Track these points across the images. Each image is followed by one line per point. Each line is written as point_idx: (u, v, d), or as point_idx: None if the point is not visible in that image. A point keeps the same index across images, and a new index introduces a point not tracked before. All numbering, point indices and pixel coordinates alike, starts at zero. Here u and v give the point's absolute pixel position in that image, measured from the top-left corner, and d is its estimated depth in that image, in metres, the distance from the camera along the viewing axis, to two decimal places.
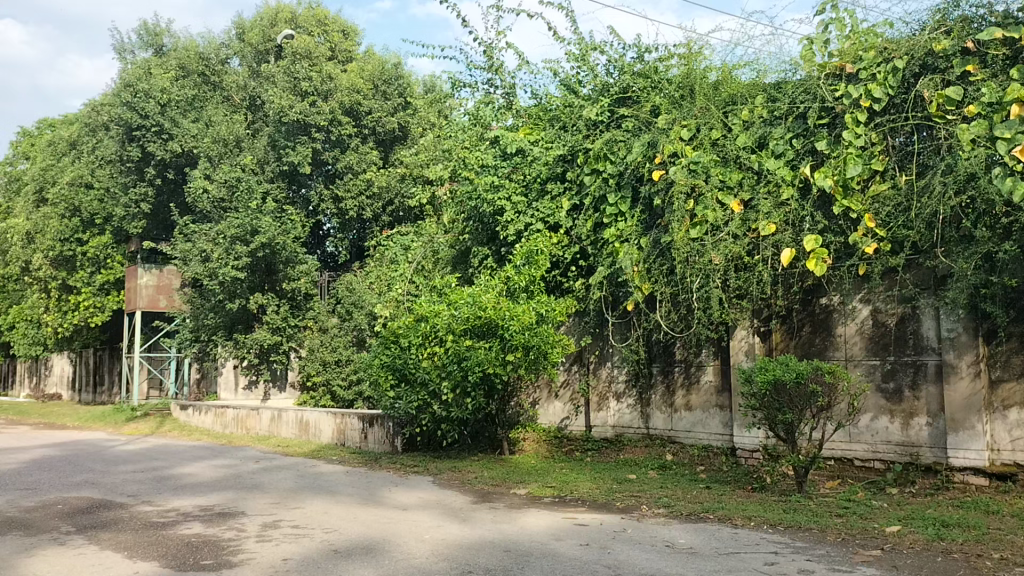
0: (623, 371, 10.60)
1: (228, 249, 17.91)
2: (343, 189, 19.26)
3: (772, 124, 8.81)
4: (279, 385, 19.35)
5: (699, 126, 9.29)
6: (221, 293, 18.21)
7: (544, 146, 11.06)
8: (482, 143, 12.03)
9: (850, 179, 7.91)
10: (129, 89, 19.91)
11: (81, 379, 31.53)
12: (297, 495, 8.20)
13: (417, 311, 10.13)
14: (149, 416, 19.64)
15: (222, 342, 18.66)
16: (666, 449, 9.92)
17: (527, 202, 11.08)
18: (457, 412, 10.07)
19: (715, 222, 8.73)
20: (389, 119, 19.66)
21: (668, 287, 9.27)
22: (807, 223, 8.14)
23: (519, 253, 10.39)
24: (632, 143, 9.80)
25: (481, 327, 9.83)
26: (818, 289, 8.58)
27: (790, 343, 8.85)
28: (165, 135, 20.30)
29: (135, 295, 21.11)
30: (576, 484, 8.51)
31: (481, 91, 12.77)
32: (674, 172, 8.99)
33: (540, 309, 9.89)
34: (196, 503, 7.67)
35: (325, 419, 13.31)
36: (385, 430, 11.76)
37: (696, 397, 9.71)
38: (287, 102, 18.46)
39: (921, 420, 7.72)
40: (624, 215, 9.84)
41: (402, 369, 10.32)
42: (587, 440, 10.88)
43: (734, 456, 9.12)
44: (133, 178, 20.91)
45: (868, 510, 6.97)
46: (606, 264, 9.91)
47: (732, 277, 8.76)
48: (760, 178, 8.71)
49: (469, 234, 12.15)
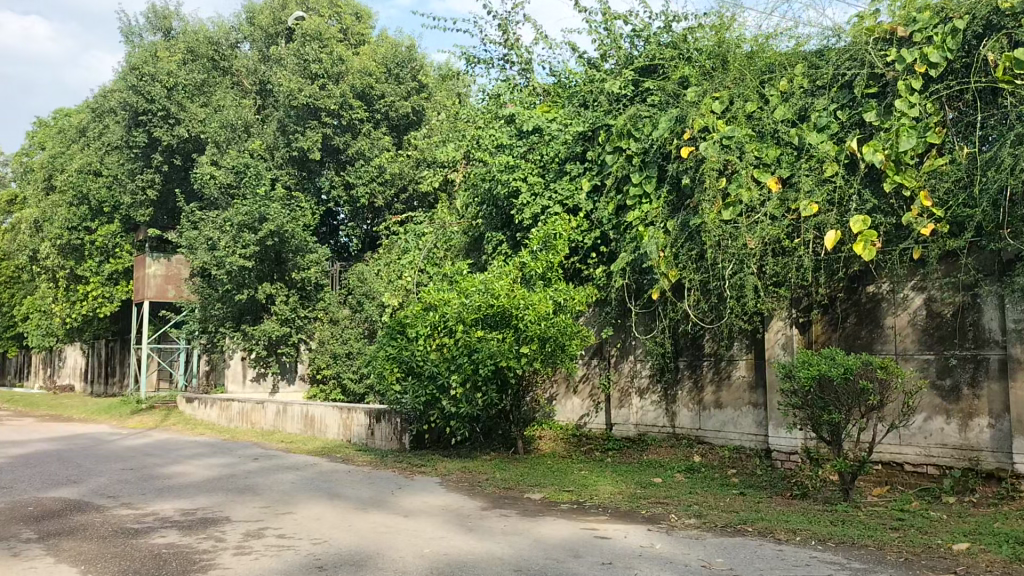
0: (647, 365, 9.86)
1: (236, 237, 17.31)
2: (355, 176, 18.61)
3: (814, 94, 8.00)
4: (289, 378, 18.79)
5: (732, 98, 8.51)
6: (229, 283, 17.64)
7: (563, 124, 10.32)
8: (496, 121, 11.29)
9: (903, 153, 7.12)
10: (135, 72, 19.43)
11: (93, 371, 31.17)
12: (292, 498, 7.54)
13: (425, 299, 9.42)
14: (155, 409, 19.13)
15: (230, 333, 18.12)
16: (693, 450, 9.15)
17: (544, 183, 10.35)
18: (467, 408, 9.35)
19: (751, 203, 7.97)
20: (402, 103, 18.94)
21: (697, 274, 8.51)
22: (854, 202, 7.36)
23: (535, 238, 9.64)
24: (658, 118, 9.06)
25: (494, 317, 9.09)
26: (865, 276, 7.79)
27: (832, 335, 8.07)
28: (172, 119, 19.76)
29: (142, 285, 20.62)
30: (597, 487, 7.79)
31: (496, 68, 12.01)
32: (705, 148, 8.20)
33: (558, 297, 9.17)
34: (179, 508, 7.01)
35: (331, 414, 12.68)
36: (392, 426, 11.08)
37: (727, 394, 8.94)
38: (296, 84, 17.77)
39: (982, 421, 6.92)
40: (648, 197, 9.08)
41: (409, 362, 9.62)
42: (607, 439, 10.15)
43: (769, 458, 8.35)
44: (139, 165, 20.40)
45: (926, 522, 6.18)
46: (630, 250, 9.15)
47: (768, 263, 7.97)
48: (800, 153, 7.94)
49: (482, 219, 11.43)
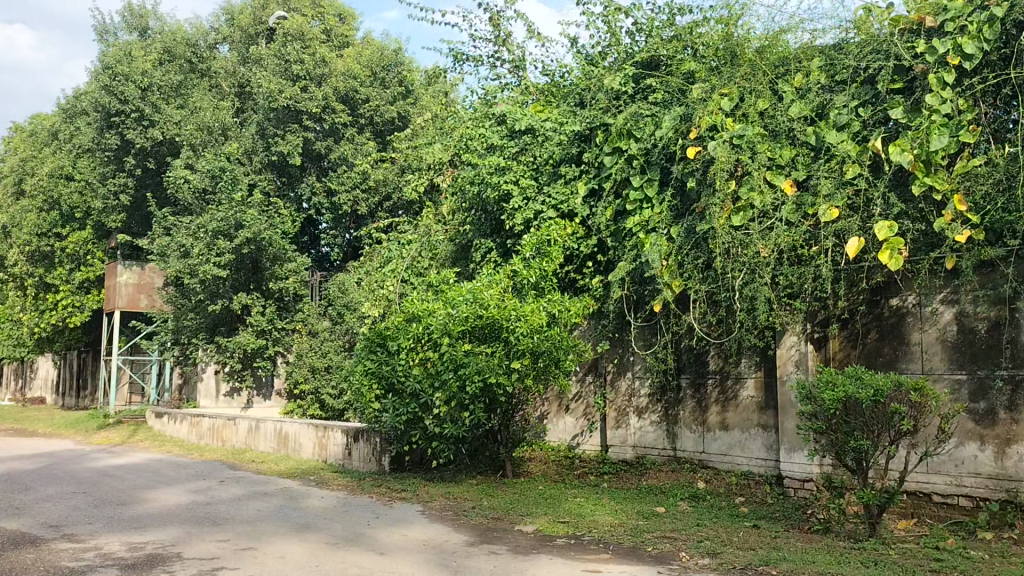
0: (646, 383, 9.16)
1: (210, 244, 16.56)
2: (337, 181, 17.80)
3: (833, 91, 7.39)
4: (264, 394, 17.92)
5: (743, 95, 7.86)
6: (202, 292, 16.85)
7: (557, 124, 9.65)
8: (486, 120, 10.61)
9: (934, 153, 6.50)
10: (108, 72, 18.67)
11: (65, 382, 30.11)
12: (257, 530, 6.78)
13: (409, 309, 8.69)
14: (123, 424, 18.26)
15: (203, 344, 17.24)
16: (698, 475, 8.46)
17: (537, 186, 9.67)
18: (452, 429, 8.58)
19: (763, 207, 7.32)
20: (388, 108, 18.22)
21: (704, 284, 7.84)
22: (879, 206, 6.71)
23: (527, 244, 8.96)
24: (661, 118, 8.42)
25: (482, 329, 8.38)
26: (889, 287, 7.13)
27: (851, 352, 7.40)
28: (146, 121, 18.94)
29: (113, 294, 19.77)
30: (596, 518, 7.06)
31: (486, 66, 11.34)
32: (714, 148, 7.56)
33: (552, 308, 8.50)
34: (127, 543, 6.25)
35: (306, 432, 11.91)
36: (371, 445, 10.32)
37: (734, 415, 8.26)
38: (275, 85, 16.99)
39: (1022, 449, 6.25)
40: (650, 202, 8.40)
41: (389, 377, 8.87)
42: (603, 462, 9.45)
43: (780, 485, 7.69)
44: (112, 168, 19.57)
45: (968, 564, 5.50)
46: (630, 258, 8.49)
47: (782, 272, 7.31)
48: (817, 154, 7.30)
49: (471, 225, 10.73)
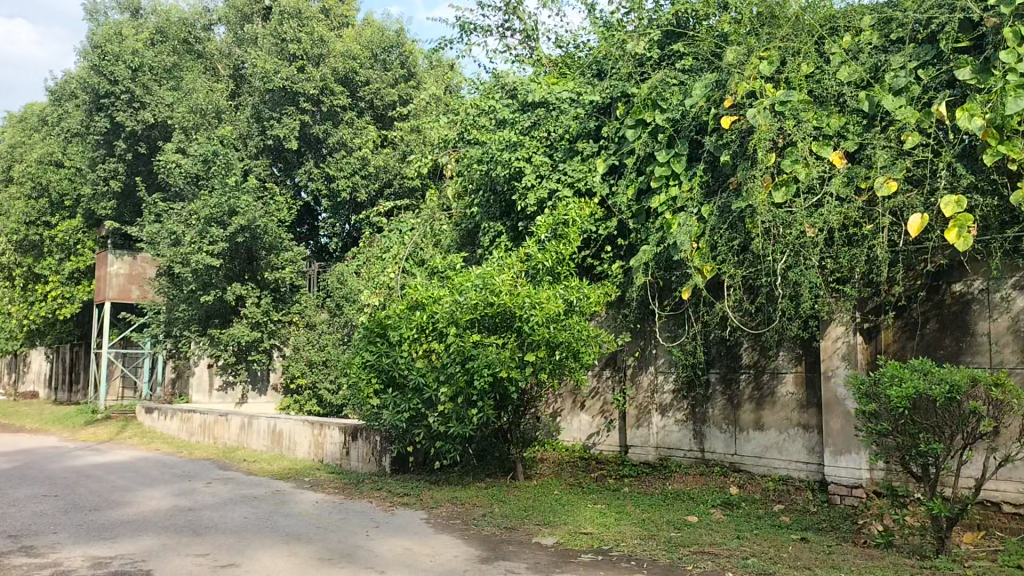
0: (671, 378, 8.38)
1: (202, 232, 15.71)
2: (336, 167, 16.94)
3: (887, 52, 6.66)
4: (260, 388, 17.27)
5: (784, 57, 7.10)
6: (193, 282, 15.97)
7: (574, 95, 8.90)
8: (496, 92, 9.89)
9: (1010, 117, 5.63)
10: (97, 51, 17.99)
11: (57, 377, 29.35)
12: (242, 542, 6.02)
13: (411, 296, 7.89)
14: (112, 420, 17.50)
15: (195, 337, 16.41)
16: (729, 480, 7.70)
17: (552, 164, 8.86)
18: (458, 428, 7.81)
19: (808, 182, 6.55)
20: (389, 91, 17.42)
21: (740, 269, 7.06)
22: (944, 179, 5.92)
23: (542, 226, 8.16)
24: (690, 86, 7.67)
25: (493, 318, 7.60)
26: (951, 271, 6.36)
27: (906, 345, 6.63)
28: (137, 103, 18.21)
29: (104, 284, 18.99)
30: (623, 529, 6.30)
31: (495, 37, 10.60)
32: (753, 116, 6.82)
33: (569, 295, 7.70)
34: (91, 557, 5.49)
35: (300, 429, 11.14)
36: (370, 445, 9.57)
37: (770, 414, 7.51)
38: (272, 65, 16.26)
39: None
40: (678, 178, 7.64)
41: (390, 370, 8.11)
42: (622, 463, 8.67)
43: (824, 492, 6.95)
44: (102, 153, 18.80)
45: None
46: (655, 241, 7.73)
47: (830, 254, 6.53)
48: (870, 122, 6.54)
49: (479, 208, 9.93)
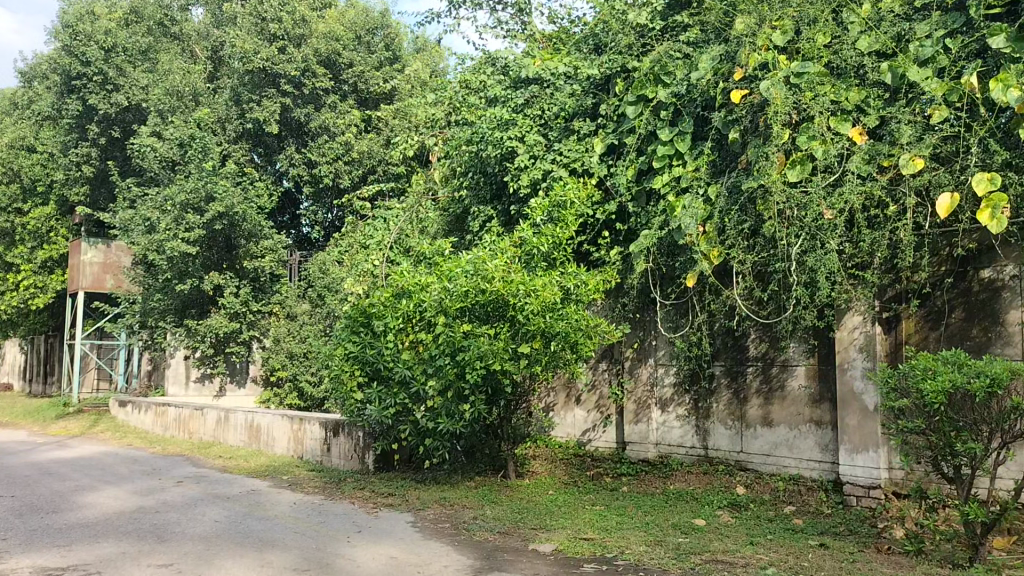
0: (672, 371, 7.91)
1: (178, 219, 15.03)
2: (317, 152, 16.34)
3: (910, 20, 6.19)
4: (238, 381, 16.61)
5: (798, 27, 6.63)
6: (169, 271, 15.42)
7: (571, 70, 8.40)
8: (487, 67, 9.41)
9: None
10: (68, 31, 17.29)
11: (32, 370, 28.54)
12: (211, 550, 5.48)
13: (396, 282, 7.38)
14: (84, 414, 16.84)
15: (171, 328, 15.78)
16: (735, 479, 7.24)
17: (547, 143, 8.35)
18: (447, 424, 7.30)
19: (826, 160, 6.08)
20: (373, 74, 16.87)
21: (750, 254, 6.59)
22: (976, 156, 5.46)
23: (538, 208, 7.65)
24: (696, 59, 7.19)
25: (484, 306, 7.10)
26: (980, 256, 5.90)
27: (929, 335, 6.18)
28: (110, 86, 17.51)
29: (77, 273, 18.30)
30: (626, 534, 5.81)
31: (487, 10, 10.12)
32: (766, 89, 6.34)
33: (567, 282, 7.20)
34: (41, 569, 4.94)
35: (278, 424, 10.61)
36: (352, 441, 9.06)
37: (780, 409, 7.05)
38: (251, 45, 15.56)
39: None
40: (682, 159, 7.16)
41: (374, 362, 7.59)
42: (619, 461, 8.19)
43: (838, 493, 6.50)
44: (74, 137, 18.09)
45: None
46: (657, 225, 7.24)
47: (849, 238, 6.06)
48: (892, 97, 6.09)
49: (468, 191, 9.40)
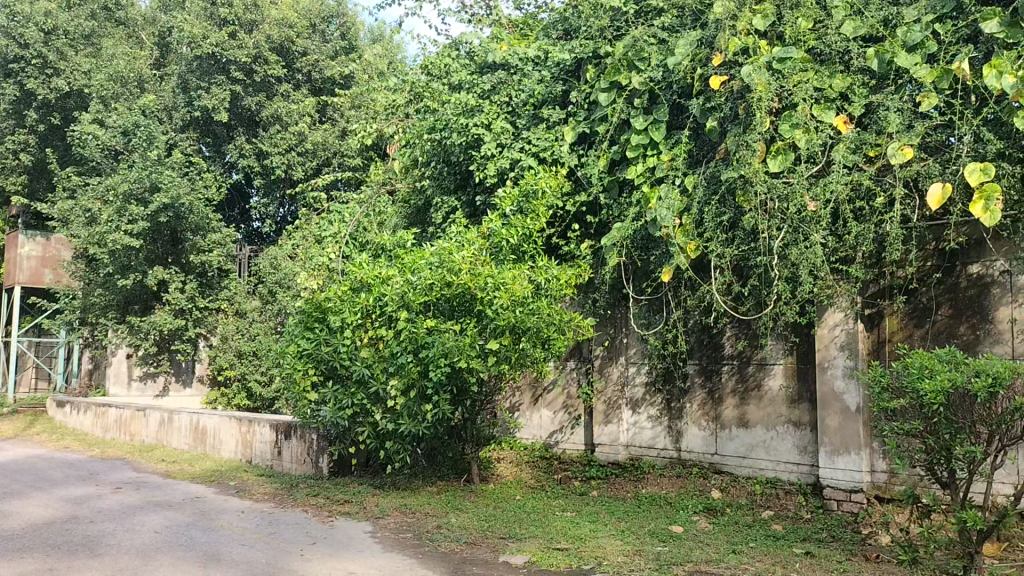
0: (644, 369, 7.59)
1: (121, 210, 14.22)
2: (269, 142, 15.77)
3: (897, 5, 5.94)
4: (184, 380, 15.99)
5: (780, 12, 6.35)
6: (111, 266, 14.50)
7: (541, 55, 8.03)
8: (452, 52, 8.99)
9: None
10: (4, 11, 16.40)
11: None
12: (148, 565, 4.98)
13: (355, 275, 6.93)
14: (17, 415, 15.95)
15: (112, 325, 15.02)
16: (709, 482, 6.94)
17: (514, 132, 7.97)
18: (408, 425, 6.88)
19: (810, 149, 5.81)
20: (328, 63, 16.40)
21: (730, 247, 6.29)
22: (967, 146, 5.22)
23: (506, 198, 7.27)
24: (673, 44, 6.87)
25: (449, 300, 6.69)
26: (969, 251, 5.69)
27: (914, 332, 5.95)
28: (50, 70, 16.65)
29: (13, 267, 17.46)
30: (602, 543, 5.46)
31: None
32: (747, 74, 6.05)
33: (537, 276, 6.83)
34: None
35: (226, 425, 10.06)
36: (305, 444, 8.57)
37: (756, 409, 6.78)
38: (200, 29, 14.71)
39: None
40: (657, 148, 6.85)
41: (330, 361, 7.13)
42: (588, 464, 7.85)
43: (819, 497, 6.23)
44: (10, 123, 17.18)
45: None
46: (631, 217, 6.92)
47: (835, 231, 5.79)
48: (878, 84, 5.83)
49: (430, 180, 8.98)
